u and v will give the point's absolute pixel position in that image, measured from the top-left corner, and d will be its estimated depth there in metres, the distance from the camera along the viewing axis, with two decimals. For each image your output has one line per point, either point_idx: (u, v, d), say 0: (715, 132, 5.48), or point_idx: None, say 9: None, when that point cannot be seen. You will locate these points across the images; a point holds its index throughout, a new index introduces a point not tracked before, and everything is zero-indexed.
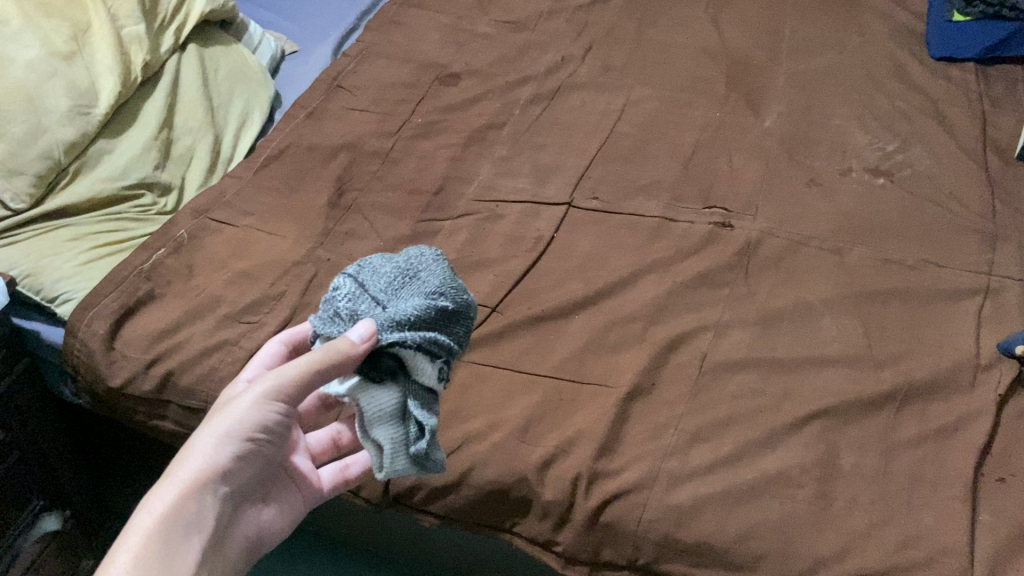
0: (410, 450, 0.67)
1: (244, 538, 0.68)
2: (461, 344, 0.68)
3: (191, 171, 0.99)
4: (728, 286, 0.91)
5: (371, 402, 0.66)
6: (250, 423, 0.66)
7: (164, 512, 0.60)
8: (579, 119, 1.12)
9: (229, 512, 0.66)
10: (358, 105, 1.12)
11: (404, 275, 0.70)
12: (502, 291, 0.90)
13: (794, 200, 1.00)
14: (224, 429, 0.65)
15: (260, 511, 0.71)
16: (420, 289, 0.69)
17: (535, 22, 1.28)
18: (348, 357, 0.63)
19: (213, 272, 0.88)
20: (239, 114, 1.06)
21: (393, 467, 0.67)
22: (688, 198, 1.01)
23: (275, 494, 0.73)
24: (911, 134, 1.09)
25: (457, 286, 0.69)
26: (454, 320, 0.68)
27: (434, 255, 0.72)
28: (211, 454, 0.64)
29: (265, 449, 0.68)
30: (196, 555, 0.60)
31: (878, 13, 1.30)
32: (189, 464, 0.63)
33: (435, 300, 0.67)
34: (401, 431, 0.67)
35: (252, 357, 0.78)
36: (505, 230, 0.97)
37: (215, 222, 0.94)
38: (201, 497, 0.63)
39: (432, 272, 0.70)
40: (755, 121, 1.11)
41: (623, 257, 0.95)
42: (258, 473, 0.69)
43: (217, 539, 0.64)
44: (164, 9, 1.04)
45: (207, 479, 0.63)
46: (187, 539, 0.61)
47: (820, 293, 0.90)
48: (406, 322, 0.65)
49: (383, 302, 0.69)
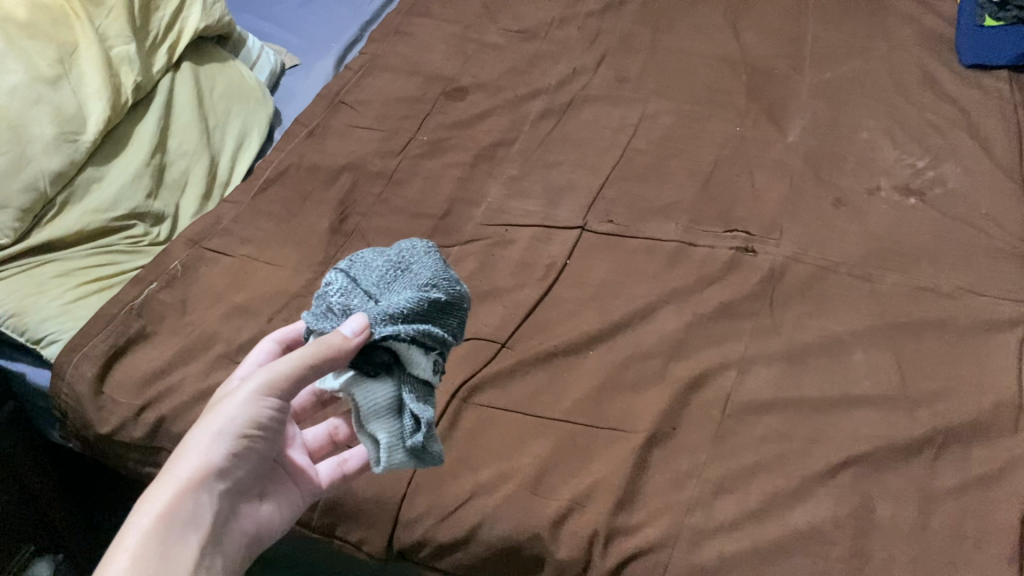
0: (407, 444, 0.62)
1: (245, 536, 0.65)
2: (457, 336, 0.64)
3: (185, 198, 0.94)
4: (752, 317, 0.86)
5: (365, 396, 0.62)
6: (243, 421, 0.62)
7: (158, 513, 0.58)
8: (592, 135, 1.07)
9: (227, 509, 0.63)
10: (361, 122, 1.08)
11: (396, 268, 0.66)
12: (513, 325, 0.86)
13: (821, 222, 0.95)
14: (216, 428, 0.61)
15: (260, 507, 0.67)
16: (412, 282, 0.65)
17: (547, 30, 1.23)
18: (343, 351, 0.59)
19: (208, 307, 0.84)
20: (237, 134, 1.01)
21: (390, 462, 0.62)
22: (708, 220, 0.96)
23: (275, 489, 0.69)
24: (943, 148, 1.04)
25: (449, 277, 0.65)
26: (447, 311, 0.64)
27: (426, 247, 0.68)
28: (207, 452, 0.61)
29: (262, 445, 0.65)
30: (194, 556, 0.58)
31: (904, 18, 1.25)
32: (184, 463, 0.60)
33: (427, 292, 0.63)
34: (396, 425, 0.62)
35: (246, 357, 0.75)
36: (516, 257, 0.93)
37: (211, 252, 0.90)
38: (196, 497, 0.60)
39: (424, 264, 0.66)
40: (779, 135, 1.06)
41: (641, 286, 0.90)
42: (255, 469, 0.66)
43: (216, 537, 0.61)
44: (156, 26, 0.99)
45: (201, 479, 0.60)
46: (182, 541, 0.58)
47: (849, 325, 0.85)
48: (399, 315, 0.61)
49: (376, 296, 0.65)
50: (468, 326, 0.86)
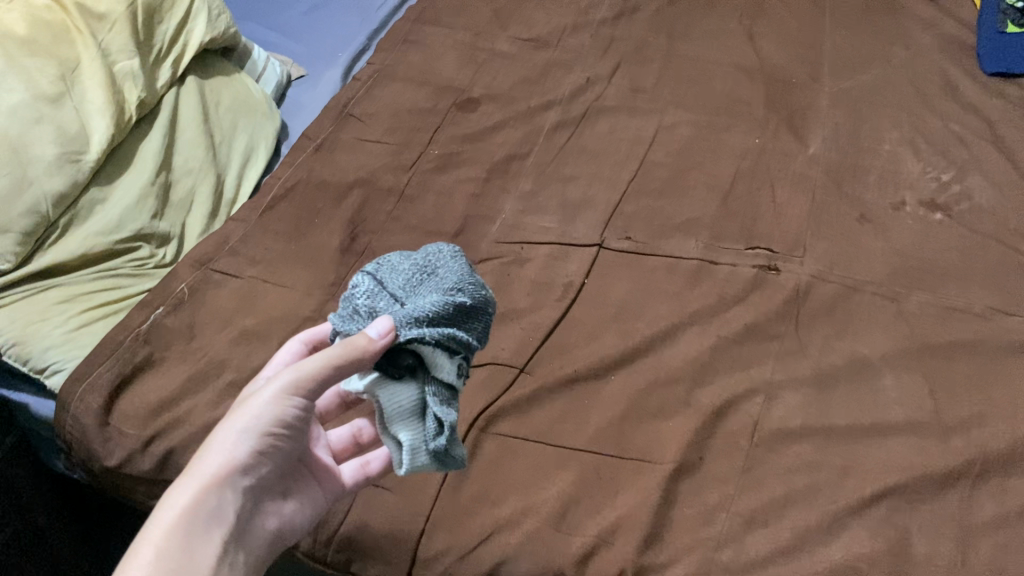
0: (429, 448, 0.61)
1: (267, 532, 0.64)
2: (482, 342, 0.63)
3: (191, 217, 0.92)
4: (777, 339, 0.83)
5: (389, 398, 0.61)
6: (268, 419, 0.61)
7: (181, 511, 0.57)
8: (607, 148, 1.04)
9: (251, 507, 0.62)
10: (371, 135, 1.05)
11: (422, 272, 0.66)
12: (531, 348, 0.83)
13: (845, 239, 0.93)
14: (241, 426, 0.60)
15: (283, 504, 0.66)
16: (438, 286, 0.63)
17: (558, 38, 1.20)
18: (367, 353, 0.58)
19: (216, 332, 0.82)
20: (243, 150, 0.98)
21: (412, 465, 0.61)
22: (729, 237, 0.94)
23: (299, 487, 0.68)
24: (968, 161, 1.01)
25: (475, 281, 0.64)
26: (473, 316, 0.62)
27: (452, 251, 0.67)
28: (232, 450, 0.60)
29: (287, 444, 0.64)
30: (216, 554, 0.57)
31: (923, 24, 1.22)
32: (209, 460, 0.60)
33: (453, 296, 0.62)
34: (419, 428, 0.61)
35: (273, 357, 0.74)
36: (532, 276, 0.91)
37: (218, 273, 0.87)
38: (219, 493, 0.59)
39: (450, 268, 0.65)
40: (799, 147, 1.03)
41: (662, 306, 0.87)
42: (280, 467, 0.65)
43: (238, 535, 0.60)
44: (161, 38, 0.95)
45: (224, 476, 0.59)
46: (204, 537, 0.57)
47: (878, 347, 0.82)
48: (424, 318, 0.59)
49: (402, 299, 0.64)
50: (485, 350, 0.83)
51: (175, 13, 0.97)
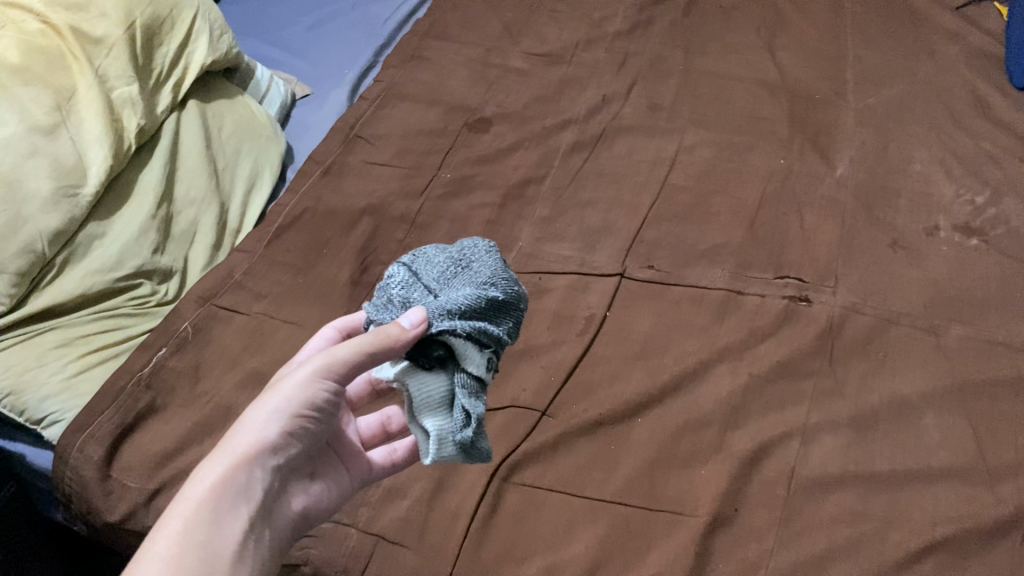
0: (456, 439, 0.59)
1: (296, 512, 0.62)
2: (512, 336, 0.62)
3: (194, 249, 0.88)
4: (813, 377, 0.79)
5: (418, 387, 0.59)
6: (300, 401, 0.60)
7: (212, 485, 0.56)
8: (626, 170, 1.01)
9: (281, 486, 0.61)
10: (380, 158, 1.01)
11: (456, 265, 0.64)
12: (553, 388, 0.79)
13: (877, 267, 0.89)
14: (274, 406, 0.59)
15: (311, 485, 0.65)
16: (472, 280, 0.63)
17: (572, 53, 1.16)
18: (398, 343, 0.57)
19: (223, 373, 0.78)
20: (247, 176, 0.94)
21: (438, 455, 0.59)
22: (757, 265, 0.90)
23: (325, 471, 0.67)
24: (1002, 182, 0.97)
25: (507, 277, 0.63)
26: (505, 311, 0.62)
27: (487, 246, 0.66)
28: (263, 429, 0.58)
29: (317, 427, 0.63)
30: (245, 529, 0.56)
31: (948, 34, 1.18)
32: (240, 438, 0.58)
33: (486, 290, 0.61)
34: (447, 418, 0.59)
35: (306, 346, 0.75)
36: (552, 309, 0.87)
37: (224, 309, 0.83)
38: (251, 470, 0.58)
39: (485, 262, 0.64)
40: (826, 168, 0.99)
41: (689, 341, 0.83)
42: (309, 448, 0.64)
43: (268, 512, 0.59)
44: (161, 62, 0.90)
45: (256, 454, 0.58)
46: (234, 512, 0.56)
47: (917, 385, 0.79)
48: (456, 311, 0.59)
49: (436, 291, 0.63)
50: (505, 392, 0.79)
51: (175, 34, 0.91)
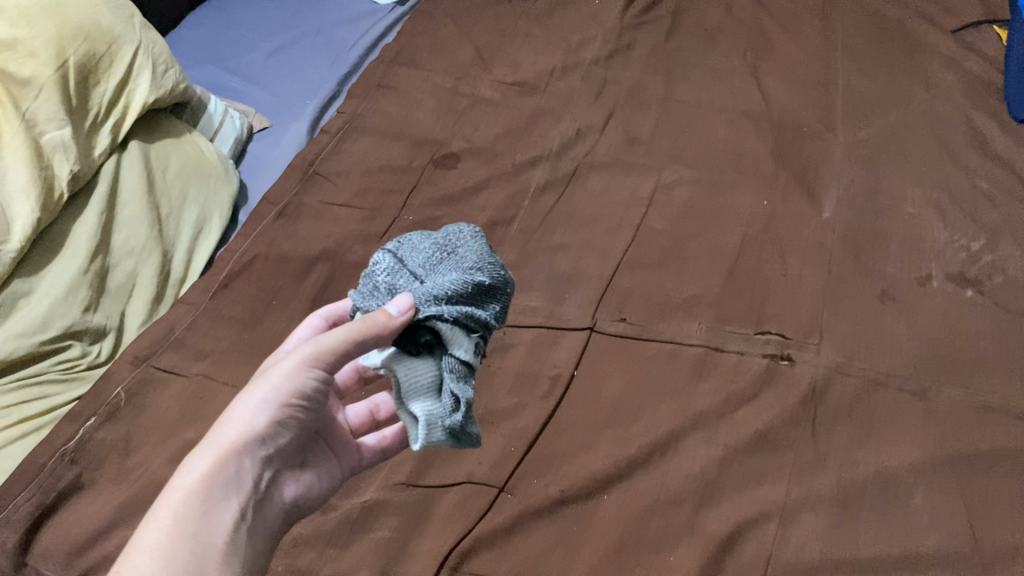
0: (445, 423, 0.57)
1: (286, 497, 0.62)
2: (499, 321, 0.62)
3: (133, 303, 0.82)
4: (793, 448, 0.74)
5: (406, 373, 0.58)
6: (288, 391, 0.59)
7: (201, 475, 0.55)
8: (599, 210, 0.95)
9: (271, 474, 0.60)
10: (339, 199, 0.95)
11: (442, 251, 0.64)
12: (512, 461, 0.73)
13: (865, 320, 0.83)
14: (262, 396, 0.58)
15: (300, 472, 0.64)
16: (458, 265, 0.62)
17: (546, 81, 1.11)
18: (386, 330, 0.57)
19: (156, 445, 0.72)
20: (194, 222, 0.89)
21: (428, 441, 0.57)
22: (736, 318, 0.84)
23: (318, 458, 0.67)
24: (1000, 225, 0.91)
25: (494, 262, 0.62)
26: (492, 296, 0.61)
27: (473, 232, 0.66)
28: (251, 419, 0.58)
29: (309, 417, 0.62)
30: (235, 518, 0.56)
31: (944, 60, 1.12)
32: (228, 428, 0.57)
33: (472, 274, 0.61)
34: (435, 403, 0.58)
35: (293, 333, 0.74)
36: (516, 367, 0.81)
37: (162, 370, 0.77)
38: (240, 461, 0.57)
39: (470, 248, 0.64)
40: (812, 209, 0.93)
41: (662, 405, 0.77)
42: (301, 436, 0.62)
43: (258, 500, 0.59)
44: (97, 103, 0.83)
45: (244, 445, 0.57)
46: (223, 503, 0.56)
47: (906, 457, 0.73)
48: (443, 297, 0.58)
49: (421, 277, 0.63)
50: (461, 465, 0.73)
51: (114, 71, 0.84)
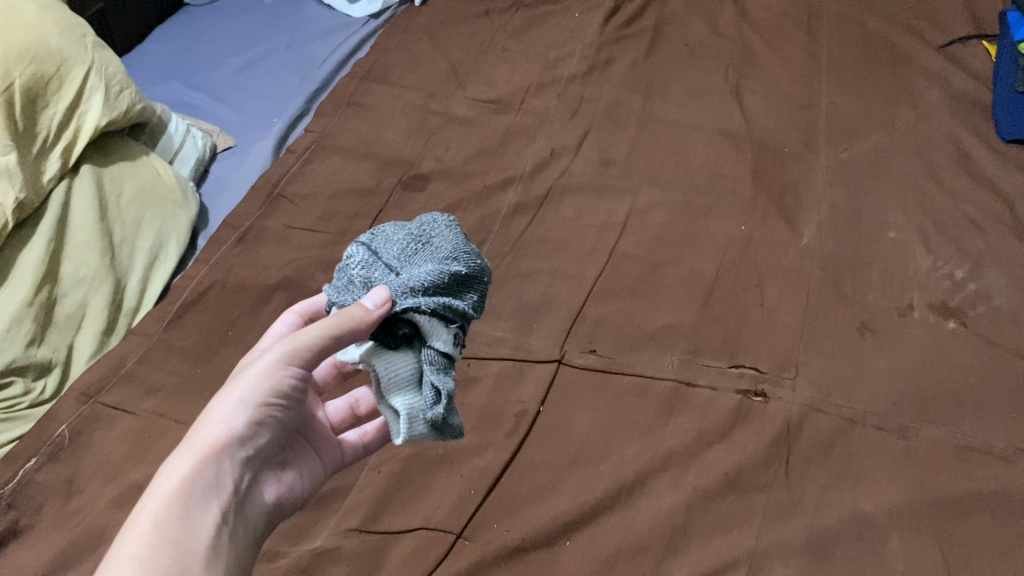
0: (427, 417, 0.55)
1: (271, 500, 0.58)
2: (478, 311, 0.59)
3: (82, 334, 0.79)
4: (765, 491, 0.70)
5: (385, 366, 0.56)
6: (266, 390, 0.56)
7: (181, 478, 0.51)
8: (571, 236, 0.92)
9: (254, 476, 0.56)
10: (302, 222, 0.92)
11: (417, 242, 0.61)
12: (471, 505, 0.70)
13: (844, 354, 0.80)
14: (238, 397, 0.55)
15: (282, 476, 0.60)
16: (434, 255, 0.59)
17: (521, 99, 1.08)
18: (364, 324, 0.54)
19: (98, 487, 0.69)
20: (149, 249, 0.86)
21: (410, 434, 0.55)
22: (710, 351, 0.81)
23: (298, 459, 0.63)
24: (985, 252, 0.88)
25: (470, 250, 0.59)
26: (469, 286, 0.58)
27: (447, 221, 0.63)
28: (229, 420, 0.54)
29: (286, 416, 0.58)
30: (220, 520, 0.52)
31: (931, 76, 1.09)
32: (206, 430, 0.54)
33: (448, 264, 0.58)
34: (416, 397, 0.56)
35: (267, 330, 0.72)
36: (480, 403, 0.78)
37: (110, 408, 0.74)
38: (221, 462, 0.53)
39: (446, 237, 0.60)
40: (791, 235, 0.90)
41: (630, 444, 0.74)
42: (281, 437, 0.59)
43: (243, 503, 0.55)
44: (46, 126, 0.80)
45: (225, 446, 0.53)
46: (207, 505, 0.51)
47: (883, 502, 0.70)
48: (420, 288, 0.56)
49: (397, 269, 0.60)
50: (418, 510, 0.70)
51: (64, 94, 0.82)
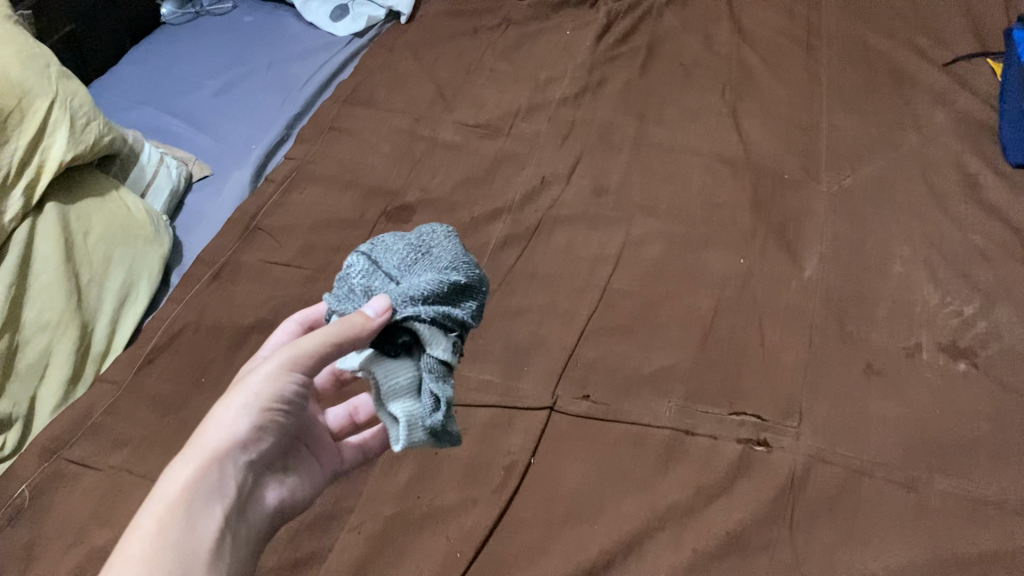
0: (426, 424, 0.50)
1: (275, 501, 0.55)
2: (477, 321, 0.54)
3: (46, 384, 0.75)
4: (768, 551, 0.66)
5: (383, 373, 0.51)
6: (268, 394, 0.52)
7: (180, 487, 0.48)
8: (562, 270, 0.88)
9: (257, 480, 0.53)
10: (281, 257, 0.88)
11: (416, 251, 0.56)
12: (456, 569, 0.66)
13: (849, 398, 0.76)
14: (240, 402, 0.51)
15: (287, 476, 0.57)
16: (433, 265, 0.55)
17: (510, 123, 1.04)
18: (365, 331, 0.50)
19: (60, 551, 0.64)
20: (119, 289, 0.82)
21: (409, 443, 0.50)
22: (709, 396, 0.77)
23: (303, 459, 0.59)
24: (995, 287, 0.84)
25: (469, 260, 0.55)
26: (469, 294, 0.54)
27: (447, 231, 0.58)
28: (230, 425, 0.50)
29: (288, 420, 0.54)
30: (221, 528, 0.48)
31: (935, 96, 1.05)
32: (206, 437, 0.50)
33: (448, 273, 0.53)
34: (415, 402, 0.51)
35: (267, 339, 0.67)
36: (467, 455, 0.74)
37: (75, 464, 0.70)
38: (222, 469, 0.50)
39: (446, 247, 0.56)
40: (792, 269, 0.86)
41: (624, 501, 0.70)
42: (286, 437, 0.55)
43: (245, 508, 0.51)
44: (6, 164, 0.75)
45: (226, 452, 0.50)
46: (207, 514, 0.48)
47: (893, 562, 0.65)
48: (420, 296, 0.51)
49: (398, 278, 0.55)
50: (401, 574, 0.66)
51: (26, 130, 0.77)
